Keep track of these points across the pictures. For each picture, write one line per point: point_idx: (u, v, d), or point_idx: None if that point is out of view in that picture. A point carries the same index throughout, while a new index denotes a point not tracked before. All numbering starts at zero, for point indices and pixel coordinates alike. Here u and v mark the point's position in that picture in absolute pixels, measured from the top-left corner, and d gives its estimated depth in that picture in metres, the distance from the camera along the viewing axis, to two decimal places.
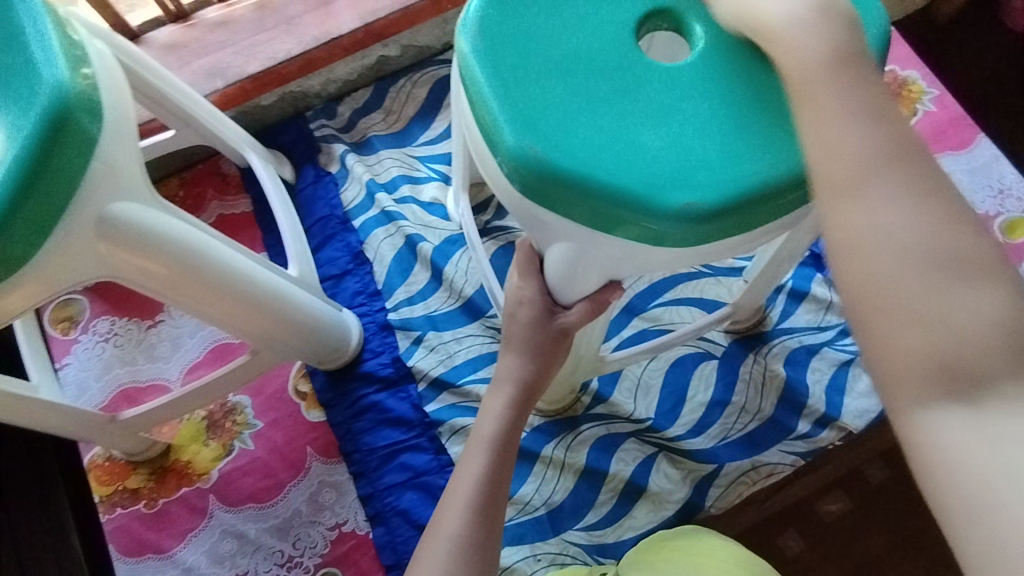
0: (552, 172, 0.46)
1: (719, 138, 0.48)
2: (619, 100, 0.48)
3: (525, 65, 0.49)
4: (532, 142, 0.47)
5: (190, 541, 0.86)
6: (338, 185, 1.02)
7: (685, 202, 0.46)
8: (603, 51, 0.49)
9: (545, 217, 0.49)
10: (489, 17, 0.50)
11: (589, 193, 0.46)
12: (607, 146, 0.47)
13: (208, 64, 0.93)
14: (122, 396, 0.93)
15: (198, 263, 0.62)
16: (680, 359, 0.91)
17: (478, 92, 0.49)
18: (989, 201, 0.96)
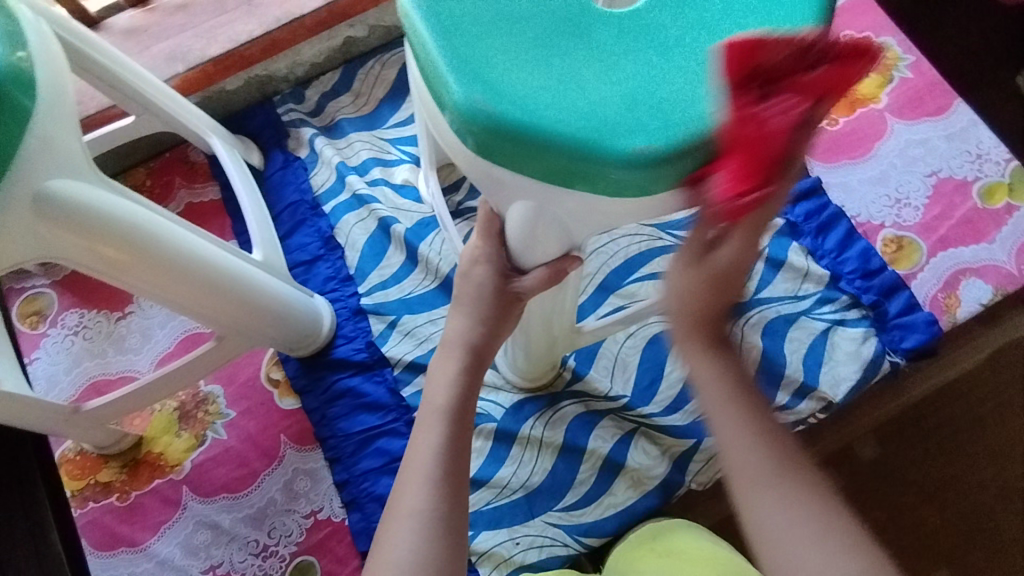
0: (501, 125, 0.44)
1: (675, 82, 0.45)
2: (568, 49, 0.46)
3: (469, 17, 0.47)
4: (481, 94, 0.44)
5: (165, 533, 0.85)
6: (307, 170, 1.00)
7: (640, 146, 0.44)
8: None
9: (500, 173, 0.47)
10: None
11: (543, 146, 0.44)
12: (558, 95, 0.45)
13: (169, 48, 0.91)
14: (93, 389, 0.92)
15: (150, 245, 0.60)
16: (657, 335, 0.90)
17: (422, 49, 0.47)
18: (967, 167, 0.95)
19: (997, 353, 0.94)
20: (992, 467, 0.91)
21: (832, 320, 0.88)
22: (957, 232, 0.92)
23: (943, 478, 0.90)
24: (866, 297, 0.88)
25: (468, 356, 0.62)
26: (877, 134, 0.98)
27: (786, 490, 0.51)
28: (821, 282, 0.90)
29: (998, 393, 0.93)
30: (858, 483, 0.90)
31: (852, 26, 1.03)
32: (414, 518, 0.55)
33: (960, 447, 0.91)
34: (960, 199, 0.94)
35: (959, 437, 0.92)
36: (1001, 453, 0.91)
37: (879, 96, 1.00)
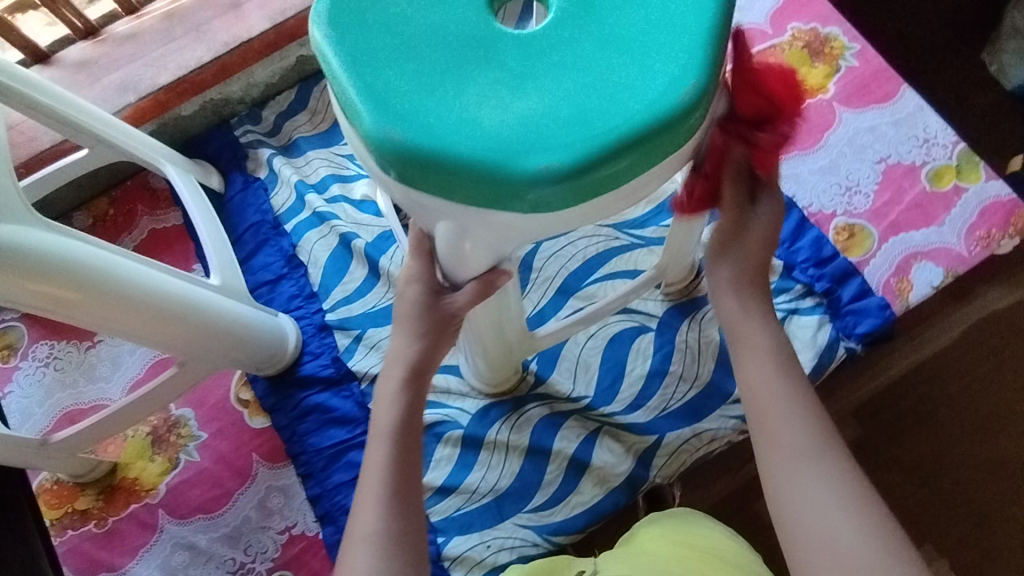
0: (411, 152, 0.46)
1: (578, 99, 0.47)
2: (476, 74, 0.48)
3: (377, 48, 0.48)
4: (393, 126, 0.46)
5: (143, 557, 0.87)
6: (267, 190, 1.01)
7: (547, 165, 0.46)
8: (456, 25, 0.49)
9: (422, 199, 0.49)
10: (337, 6, 0.49)
11: (451, 169, 0.46)
12: (467, 121, 0.46)
13: (121, 78, 0.92)
14: (66, 419, 0.93)
15: (100, 281, 0.62)
16: (617, 334, 0.91)
17: (336, 84, 0.48)
18: (915, 151, 0.97)
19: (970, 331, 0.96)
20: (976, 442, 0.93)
21: (787, 309, 0.89)
22: (907, 217, 0.94)
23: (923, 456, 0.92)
24: (819, 286, 0.90)
25: (412, 371, 0.63)
26: (826, 124, 0.99)
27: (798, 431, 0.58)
28: (775, 272, 0.91)
29: (973, 369, 0.95)
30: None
31: (797, 18, 1.04)
32: (367, 533, 0.57)
33: (946, 422, 0.93)
34: (909, 183, 0.95)
35: (938, 415, 0.93)
36: (986, 427, 0.93)
37: (827, 87, 1.01)
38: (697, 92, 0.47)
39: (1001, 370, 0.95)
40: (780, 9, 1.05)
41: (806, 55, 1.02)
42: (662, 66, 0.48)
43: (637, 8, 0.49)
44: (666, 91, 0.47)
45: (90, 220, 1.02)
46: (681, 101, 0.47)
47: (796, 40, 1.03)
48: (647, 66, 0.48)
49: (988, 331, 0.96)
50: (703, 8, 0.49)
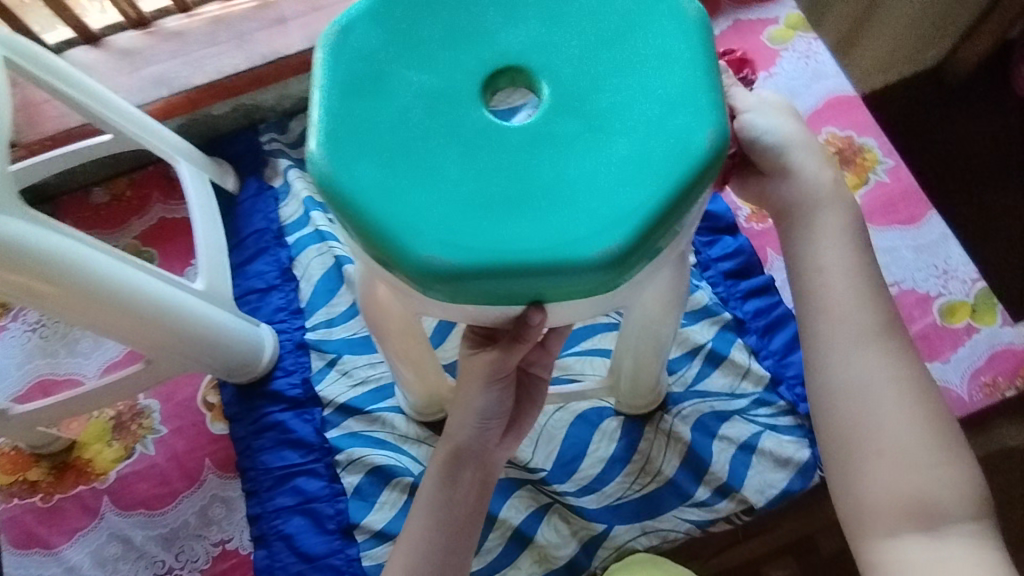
0: (436, 263, 0.44)
1: (595, 194, 0.45)
2: (496, 171, 0.46)
3: (372, 159, 0.46)
4: (439, 250, 0.44)
5: (78, 540, 0.87)
6: (278, 200, 1.03)
7: (611, 249, 0.43)
8: (457, 124, 0.47)
9: (488, 312, 0.46)
10: (332, 145, 0.46)
11: (482, 273, 0.43)
12: (493, 222, 0.44)
13: (156, 72, 0.97)
14: (38, 387, 0.95)
15: (61, 268, 0.64)
16: (586, 411, 0.89)
17: (359, 233, 0.45)
18: (931, 281, 0.93)
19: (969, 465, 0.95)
20: None
21: (765, 424, 0.87)
22: (911, 347, 0.90)
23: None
24: (802, 406, 0.87)
25: None
26: None
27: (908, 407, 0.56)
28: (760, 381, 0.89)
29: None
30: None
31: (833, 123, 1.02)
32: None
33: None
34: (920, 313, 0.92)
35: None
36: None
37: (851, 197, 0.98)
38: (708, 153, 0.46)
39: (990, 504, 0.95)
40: (818, 110, 1.03)
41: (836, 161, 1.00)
42: (663, 149, 0.46)
43: (633, 91, 0.47)
44: (687, 153, 0.45)
45: (106, 197, 1.05)
46: (693, 167, 0.45)
47: (828, 145, 1.01)
48: (651, 148, 0.46)
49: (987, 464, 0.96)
50: (697, 77, 0.48)
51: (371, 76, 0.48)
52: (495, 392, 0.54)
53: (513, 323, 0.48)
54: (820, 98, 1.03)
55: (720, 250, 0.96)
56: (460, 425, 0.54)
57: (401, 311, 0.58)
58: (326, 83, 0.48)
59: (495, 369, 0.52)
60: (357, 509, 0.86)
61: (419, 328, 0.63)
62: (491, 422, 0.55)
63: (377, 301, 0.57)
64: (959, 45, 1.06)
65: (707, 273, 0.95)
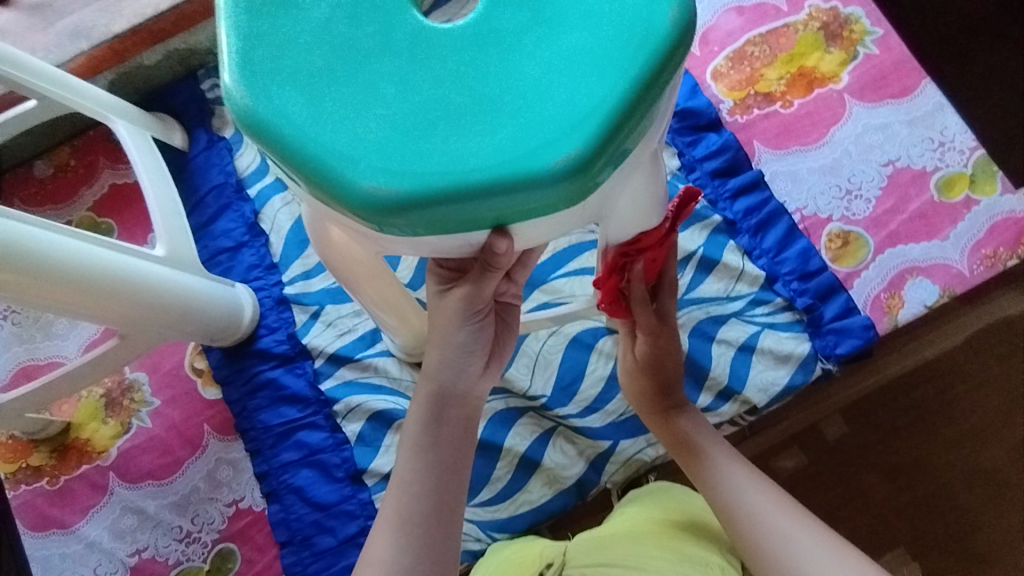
0: (376, 190, 0.39)
1: (544, 97, 0.40)
2: (435, 83, 0.40)
3: (296, 81, 0.41)
4: (383, 178, 0.39)
5: (93, 517, 0.88)
6: (232, 151, 0.97)
7: (569, 156, 0.39)
8: (387, 34, 0.41)
9: (447, 242, 0.42)
10: (250, 72, 0.41)
11: (426, 198, 0.39)
12: (434, 138, 0.40)
13: (73, 24, 0.88)
14: (22, 374, 0.93)
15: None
16: (580, 333, 0.87)
17: (295, 169, 0.40)
18: (927, 156, 0.88)
19: (975, 336, 0.87)
20: (1003, 424, 0.86)
21: (763, 322, 0.85)
22: (909, 228, 0.87)
23: (904, 462, 0.86)
24: (800, 301, 0.85)
25: None
26: (834, 118, 0.91)
27: None
28: (755, 281, 0.86)
29: (970, 378, 0.87)
30: (827, 462, 0.87)
31: None
32: None
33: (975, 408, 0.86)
34: (916, 191, 0.88)
35: (915, 428, 0.87)
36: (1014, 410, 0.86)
37: (840, 75, 0.92)
38: (669, 39, 0.40)
39: (1002, 381, 0.86)
40: None
41: (821, 38, 0.93)
42: (620, 38, 0.40)
43: None
44: (645, 36, 0.40)
45: (51, 170, 0.99)
46: (655, 57, 0.40)
47: (812, 21, 0.93)
48: (606, 38, 0.40)
49: (999, 336, 0.87)
50: None
51: None
52: (474, 326, 0.51)
53: (477, 251, 0.44)
54: None
55: (703, 149, 0.90)
56: (439, 364, 0.51)
57: (363, 252, 0.54)
58: (235, 5, 0.42)
59: (468, 303, 0.49)
60: (363, 455, 0.86)
61: (384, 269, 0.59)
62: (473, 356, 0.51)
63: (334, 244, 0.52)
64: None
65: (692, 175, 0.90)
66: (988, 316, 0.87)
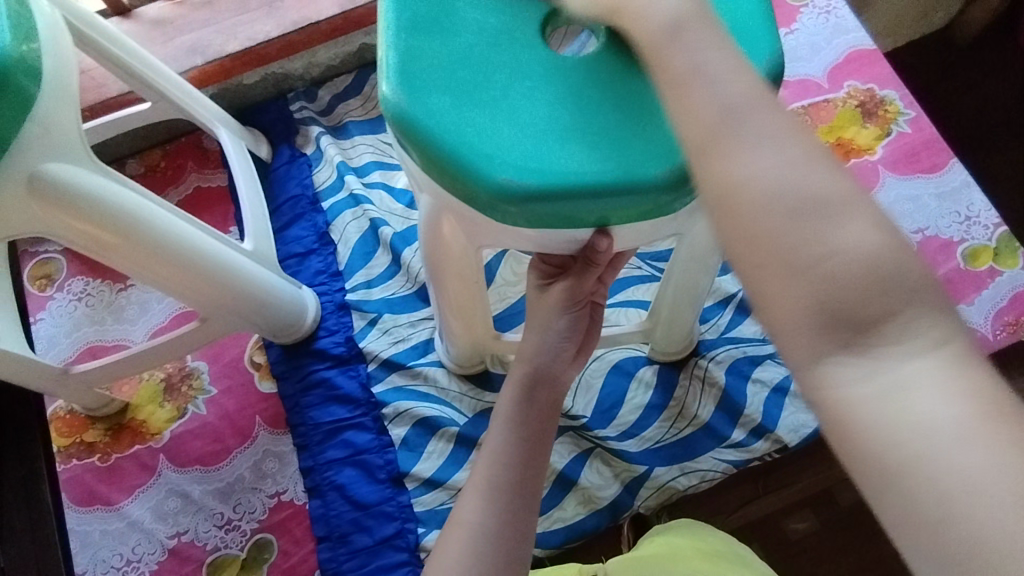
0: (507, 181, 0.46)
1: (654, 120, 0.47)
2: (564, 103, 0.48)
3: (443, 91, 0.48)
4: (516, 173, 0.46)
5: (138, 496, 0.90)
6: (311, 167, 1.04)
7: (674, 170, 0.46)
8: (523, 62, 0.49)
9: (557, 237, 0.49)
10: (404, 81, 0.48)
11: (550, 193, 0.46)
12: (561, 145, 0.47)
13: (190, 41, 0.98)
14: (88, 353, 0.97)
15: (135, 228, 0.63)
16: (621, 362, 0.92)
17: (437, 163, 0.47)
18: (955, 227, 0.95)
19: None
20: None
21: None
22: None
23: None
24: None
25: None
26: (868, 186, 0.99)
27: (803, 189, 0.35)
28: None
29: None
30: (838, 529, 0.89)
31: (855, 77, 1.04)
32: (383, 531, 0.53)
33: None
34: (944, 258, 0.94)
35: None
36: None
37: (875, 148, 1.00)
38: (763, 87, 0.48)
39: None
40: (840, 65, 1.05)
41: (858, 114, 1.02)
42: (721, 82, 0.48)
43: None
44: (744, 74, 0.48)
45: (142, 169, 1.07)
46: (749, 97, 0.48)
47: (851, 99, 1.03)
48: None
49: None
50: (753, 22, 0.50)
51: (438, 19, 0.50)
52: (565, 320, 0.58)
53: (580, 247, 0.51)
54: (841, 53, 1.06)
55: None
56: (536, 349, 0.58)
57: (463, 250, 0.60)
58: (395, 26, 0.50)
59: (570, 296, 0.57)
60: (405, 459, 0.89)
61: (474, 274, 0.65)
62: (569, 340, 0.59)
63: (441, 241, 0.58)
64: (966, 7, 1.09)
65: None
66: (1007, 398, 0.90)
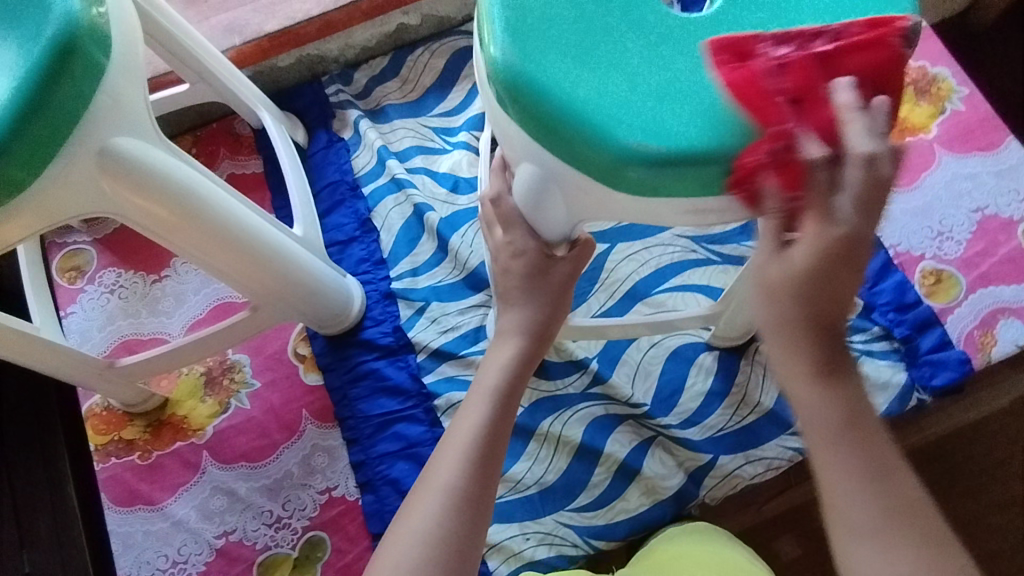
0: (636, 147, 0.47)
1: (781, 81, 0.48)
2: (686, 61, 0.49)
3: (561, 53, 0.48)
4: (644, 137, 0.47)
5: (182, 495, 0.87)
6: (350, 152, 1.01)
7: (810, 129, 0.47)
8: (638, 20, 0.50)
9: (672, 205, 0.50)
10: (517, 42, 0.48)
11: (678, 157, 0.47)
12: (687, 106, 0.48)
13: (227, 20, 0.95)
14: (123, 347, 0.94)
15: (202, 210, 0.60)
16: (679, 349, 0.90)
17: (558, 127, 0.47)
18: (1014, 206, 0.93)
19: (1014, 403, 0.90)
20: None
21: (861, 349, 0.88)
22: (999, 271, 0.91)
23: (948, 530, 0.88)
24: (897, 331, 0.88)
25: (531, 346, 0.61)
26: (924, 165, 0.97)
27: (886, 517, 0.45)
28: (852, 309, 0.90)
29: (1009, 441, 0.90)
30: None
31: None
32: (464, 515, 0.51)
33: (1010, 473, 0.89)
34: (1005, 237, 0.92)
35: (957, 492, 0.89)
36: None
37: (929, 127, 0.98)
38: None
39: None
40: None
41: (910, 92, 1.00)
42: None
43: None
44: None
45: None
46: None
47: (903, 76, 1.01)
48: None
49: (1012, 419, 0.90)
50: None
51: None
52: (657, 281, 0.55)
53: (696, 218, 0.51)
54: None
55: None
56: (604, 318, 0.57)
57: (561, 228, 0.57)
58: None
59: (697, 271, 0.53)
60: None
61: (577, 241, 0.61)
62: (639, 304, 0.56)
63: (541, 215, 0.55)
64: None
65: None
66: (998, 399, 0.90)
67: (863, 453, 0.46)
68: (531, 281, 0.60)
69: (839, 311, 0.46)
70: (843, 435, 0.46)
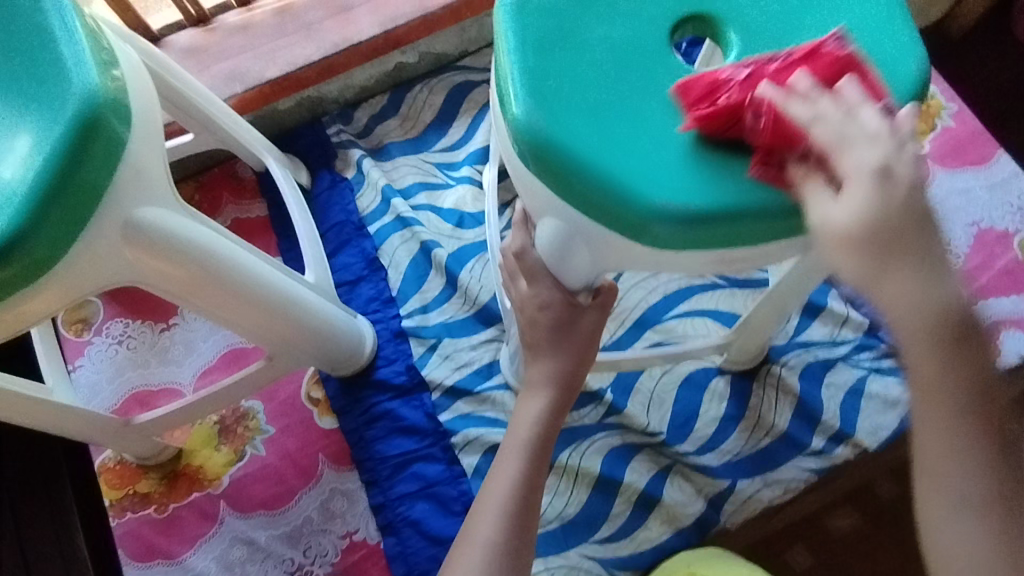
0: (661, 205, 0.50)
1: None
2: None
3: (585, 116, 0.51)
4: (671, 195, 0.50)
5: (201, 547, 0.86)
6: (353, 191, 1.01)
7: None
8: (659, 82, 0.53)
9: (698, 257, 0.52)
10: (543, 105, 0.51)
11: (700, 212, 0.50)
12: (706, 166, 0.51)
13: (229, 67, 0.96)
14: (134, 399, 0.93)
15: (222, 269, 0.60)
16: (691, 375, 0.91)
17: (584, 185, 0.50)
18: (1008, 218, 0.96)
19: None
20: None
21: (869, 367, 0.90)
22: (997, 283, 0.93)
23: None
24: None
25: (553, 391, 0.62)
26: None
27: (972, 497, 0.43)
28: (859, 328, 0.92)
29: None
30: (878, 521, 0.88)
31: None
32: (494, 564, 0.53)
33: None
34: (1002, 249, 0.94)
35: None
36: None
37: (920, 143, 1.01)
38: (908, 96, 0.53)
39: None
40: None
41: None
42: None
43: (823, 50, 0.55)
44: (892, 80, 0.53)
45: None
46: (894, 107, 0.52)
47: None
48: None
49: None
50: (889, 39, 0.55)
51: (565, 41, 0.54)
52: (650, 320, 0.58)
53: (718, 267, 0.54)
54: None
55: None
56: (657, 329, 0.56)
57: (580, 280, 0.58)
58: (524, 50, 0.53)
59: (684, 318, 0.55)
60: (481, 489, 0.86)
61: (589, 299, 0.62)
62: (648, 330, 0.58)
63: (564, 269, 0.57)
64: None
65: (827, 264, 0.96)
66: None
67: (978, 431, 0.43)
68: (556, 329, 0.61)
69: (938, 299, 0.41)
70: (969, 409, 0.43)
